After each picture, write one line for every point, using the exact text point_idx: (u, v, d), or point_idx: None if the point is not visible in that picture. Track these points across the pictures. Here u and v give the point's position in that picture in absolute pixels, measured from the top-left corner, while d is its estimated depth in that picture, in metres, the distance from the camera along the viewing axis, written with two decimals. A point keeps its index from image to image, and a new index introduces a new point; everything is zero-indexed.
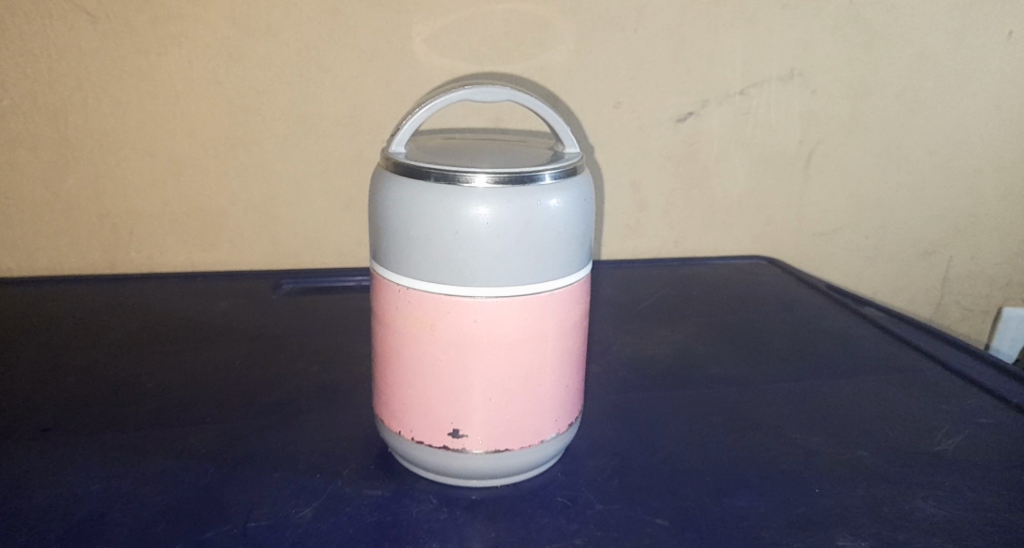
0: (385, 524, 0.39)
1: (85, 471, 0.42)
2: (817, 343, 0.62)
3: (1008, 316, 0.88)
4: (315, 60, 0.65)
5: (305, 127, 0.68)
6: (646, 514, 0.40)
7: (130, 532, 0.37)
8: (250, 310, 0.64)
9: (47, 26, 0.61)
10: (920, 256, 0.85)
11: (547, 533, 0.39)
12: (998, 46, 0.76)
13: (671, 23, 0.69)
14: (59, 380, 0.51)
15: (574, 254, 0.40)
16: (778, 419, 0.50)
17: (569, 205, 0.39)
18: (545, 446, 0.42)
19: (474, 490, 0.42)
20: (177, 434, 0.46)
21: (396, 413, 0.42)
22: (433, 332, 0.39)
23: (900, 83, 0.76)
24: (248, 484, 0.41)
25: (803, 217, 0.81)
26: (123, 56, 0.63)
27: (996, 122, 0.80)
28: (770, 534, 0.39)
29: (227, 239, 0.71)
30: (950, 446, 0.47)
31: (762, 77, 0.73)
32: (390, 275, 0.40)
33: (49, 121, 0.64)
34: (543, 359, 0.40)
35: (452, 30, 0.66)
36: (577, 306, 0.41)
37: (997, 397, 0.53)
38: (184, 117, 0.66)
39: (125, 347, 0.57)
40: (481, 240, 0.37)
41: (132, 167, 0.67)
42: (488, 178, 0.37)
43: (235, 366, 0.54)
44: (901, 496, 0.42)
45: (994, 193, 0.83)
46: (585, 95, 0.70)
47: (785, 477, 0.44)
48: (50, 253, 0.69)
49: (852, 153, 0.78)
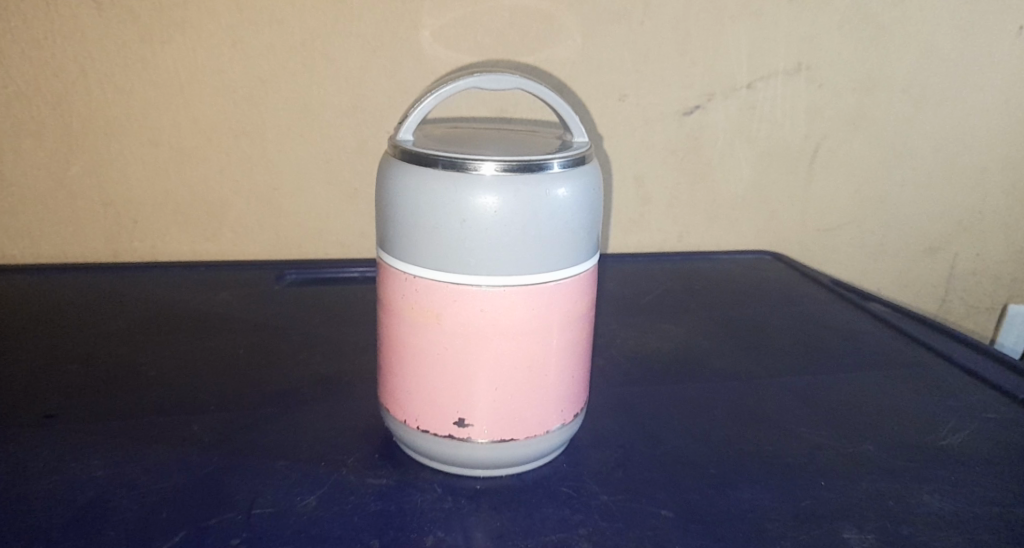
0: (389, 514, 0.39)
1: (87, 460, 0.41)
2: (821, 338, 0.62)
3: (1012, 313, 0.88)
4: (318, 51, 0.65)
5: (308, 118, 0.67)
6: (650, 506, 0.40)
7: (132, 520, 0.37)
8: (252, 300, 0.64)
9: (49, 13, 0.61)
10: (923, 252, 0.84)
11: (551, 524, 0.39)
12: (1004, 42, 0.76)
13: (677, 16, 0.69)
14: (61, 369, 0.51)
15: (581, 245, 0.40)
16: (783, 413, 0.50)
17: (577, 194, 0.39)
18: (550, 437, 0.42)
19: (478, 481, 0.42)
20: (179, 423, 0.45)
21: (400, 401, 0.42)
22: (438, 321, 0.39)
23: (904, 80, 0.76)
24: (251, 473, 0.41)
25: (806, 212, 0.80)
26: (126, 43, 0.63)
27: (1000, 118, 0.80)
28: (775, 527, 0.38)
29: (228, 230, 0.71)
30: (955, 440, 0.47)
31: (767, 72, 0.73)
32: (395, 263, 0.39)
33: (51, 110, 0.64)
34: (549, 349, 0.40)
35: (457, 22, 0.66)
36: (583, 296, 0.41)
37: (1001, 392, 0.53)
38: (185, 106, 0.66)
39: (126, 337, 0.56)
40: (488, 229, 0.36)
41: (134, 155, 0.67)
42: (496, 166, 0.37)
43: (236, 357, 0.54)
44: (906, 491, 0.42)
45: (998, 190, 0.83)
46: (590, 87, 0.70)
47: (788, 471, 0.43)
48: (50, 241, 0.68)
49: (855, 149, 0.78)
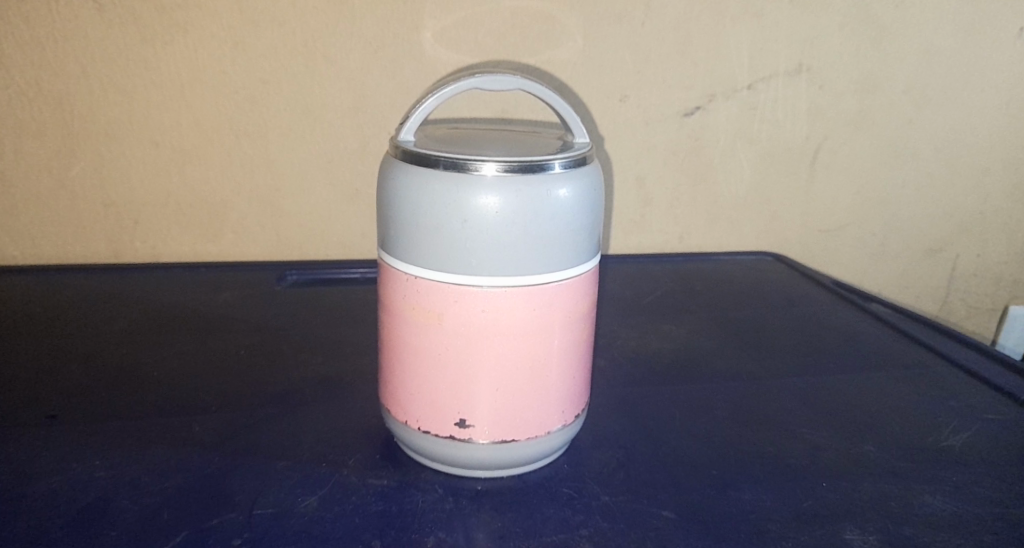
0: (390, 515, 0.39)
1: (88, 460, 0.41)
2: (822, 339, 0.62)
3: (1013, 314, 0.88)
4: (318, 52, 0.65)
5: (309, 119, 0.67)
6: (651, 507, 0.40)
7: (133, 520, 0.37)
8: (254, 301, 0.64)
9: (51, 13, 0.61)
10: (924, 253, 0.84)
11: (553, 525, 0.38)
12: (1005, 43, 0.76)
13: (677, 17, 0.69)
14: (62, 370, 0.51)
15: (582, 246, 0.40)
16: (784, 414, 0.50)
17: (578, 195, 0.39)
18: (550, 437, 0.42)
19: (479, 481, 0.42)
20: (181, 424, 0.45)
21: (401, 402, 0.42)
22: (439, 321, 0.39)
23: (905, 81, 0.76)
24: (252, 474, 0.41)
25: (807, 213, 0.80)
26: (127, 44, 0.63)
27: (1000, 119, 0.80)
28: (777, 528, 0.38)
29: (229, 231, 0.71)
30: (957, 442, 0.47)
31: (768, 73, 0.73)
32: (396, 263, 0.39)
33: (52, 110, 0.64)
34: (549, 350, 0.40)
35: (458, 24, 0.66)
36: (584, 297, 0.41)
37: (1003, 393, 0.53)
38: (186, 107, 0.66)
39: (128, 338, 0.56)
40: (490, 230, 0.37)
41: (135, 156, 0.67)
42: (497, 166, 0.37)
43: (237, 357, 0.54)
44: (908, 492, 0.42)
45: (999, 191, 0.83)
46: (590, 88, 0.70)
47: (790, 472, 0.43)
48: (52, 242, 0.68)
49: (857, 150, 0.78)
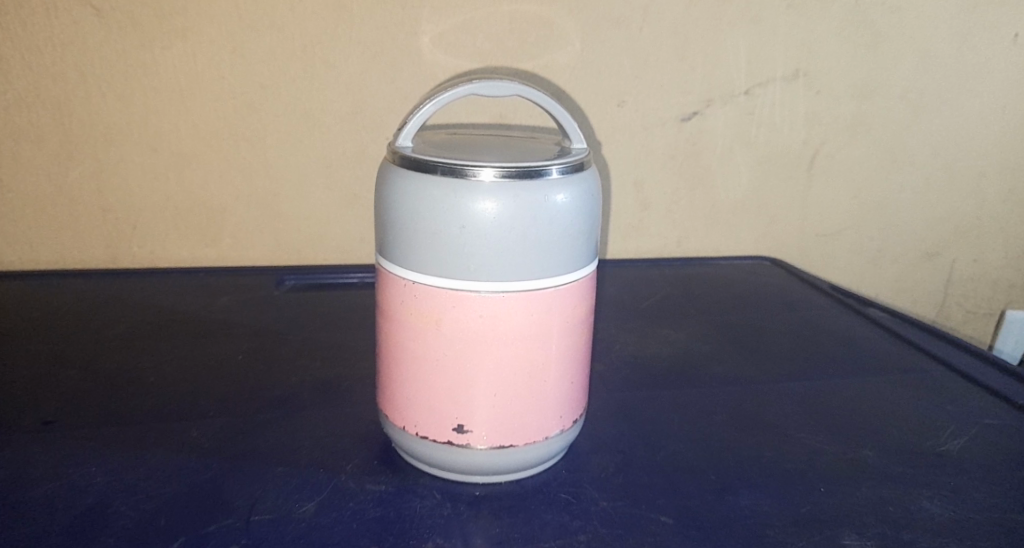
0: (388, 520, 0.39)
1: (87, 466, 0.41)
2: (820, 343, 0.62)
3: (1010, 319, 0.88)
4: (317, 57, 0.65)
5: (307, 124, 0.68)
6: (649, 512, 0.40)
7: (132, 526, 0.37)
8: (252, 306, 0.64)
9: (50, 19, 0.61)
10: (922, 257, 0.84)
11: (550, 530, 0.38)
12: (1001, 48, 0.76)
13: (676, 21, 0.69)
14: (59, 376, 0.51)
15: (579, 252, 0.40)
16: (783, 418, 0.50)
17: (576, 200, 0.39)
18: (548, 443, 0.42)
19: (477, 487, 0.42)
20: (179, 429, 0.45)
21: (399, 406, 0.42)
22: (437, 326, 0.39)
23: (903, 85, 0.76)
24: (251, 479, 0.41)
25: (805, 217, 0.80)
26: (126, 49, 0.63)
27: (997, 122, 0.80)
28: (776, 533, 0.38)
29: (228, 235, 0.71)
30: (955, 446, 0.47)
31: (766, 78, 0.73)
32: (394, 268, 0.39)
33: (52, 115, 0.64)
34: (547, 355, 0.40)
35: (456, 28, 0.66)
36: (582, 302, 0.41)
37: (1000, 397, 0.53)
38: (186, 112, 0.66)
39: (126, 343, 0.56)
40: (487, 235, 0.37)
41: (134, 161, 0.67)
42: (495, 172, 0.37)
43: (235, 362, 0.54)
44: (906, 496, 0.42)
45: (997, 196, 0.83)
46: (589, 92, 0.70)
47: (788, 476, 0.43)
48: (50, 248, 0.68)
49: (855, 154, 0.78)
